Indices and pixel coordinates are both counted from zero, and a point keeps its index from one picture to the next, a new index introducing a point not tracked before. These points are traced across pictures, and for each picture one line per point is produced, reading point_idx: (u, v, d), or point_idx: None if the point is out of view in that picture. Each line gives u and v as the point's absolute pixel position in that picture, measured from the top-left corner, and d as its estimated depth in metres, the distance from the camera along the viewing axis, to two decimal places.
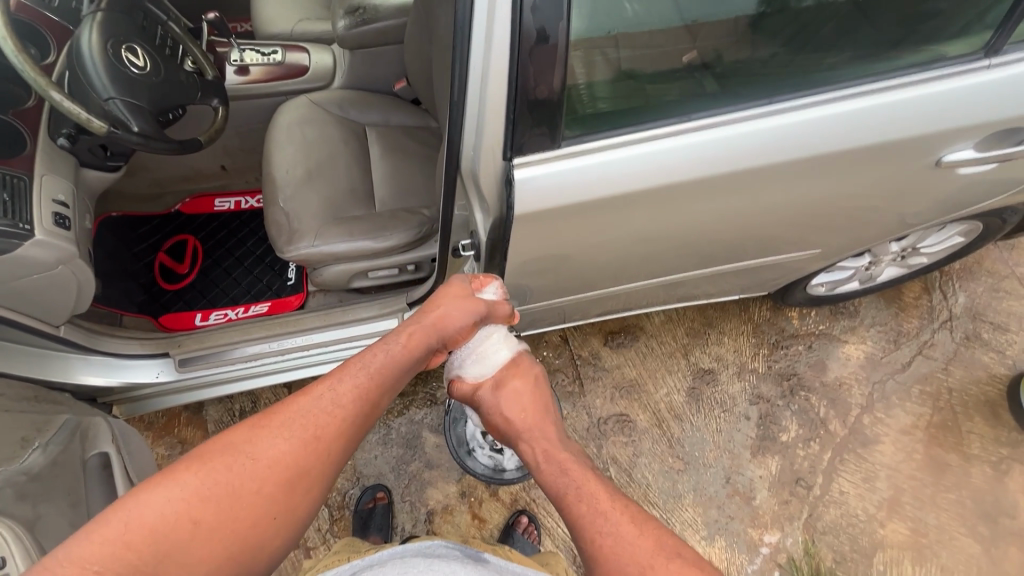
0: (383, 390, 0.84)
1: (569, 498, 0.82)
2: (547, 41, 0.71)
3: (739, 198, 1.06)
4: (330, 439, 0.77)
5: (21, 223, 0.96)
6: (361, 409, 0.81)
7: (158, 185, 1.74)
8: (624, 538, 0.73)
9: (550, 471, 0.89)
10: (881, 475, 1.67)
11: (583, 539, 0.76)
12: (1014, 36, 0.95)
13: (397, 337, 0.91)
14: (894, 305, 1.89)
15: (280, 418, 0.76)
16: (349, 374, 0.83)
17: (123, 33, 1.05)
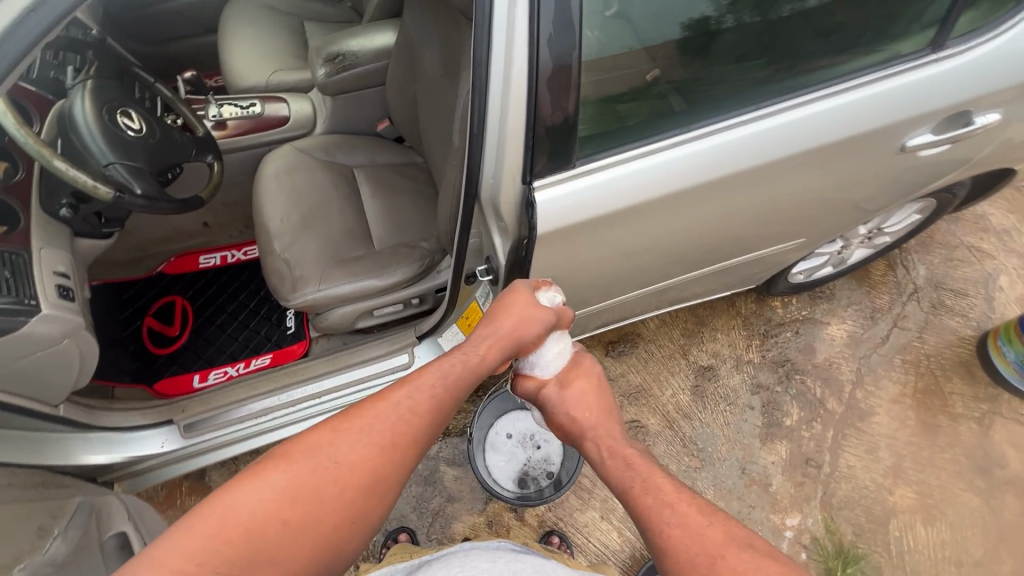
0: (457, 399, 0.85)
1: (637, 493, 0.85)
2: (565, 70, 0.76)
3: (731, 198, 1.14)
4: (406, 447, 0.78)
5: (26, 300, 0.93)
6: (434, 420, 0.81)
7: (138, 249, 1.69)
8: (694, 531, 0.76)
9: (615, 466, 0.92)
10: (882, 445, 1.75)
11: (654, 534, 0.78)
12: (954, 32, 1.08)
13: (475, 348, 0.92)
14: (866, 284, 2.02)
15: (361, 422, 0.77)
16: (426, 381, 0.84)
17: (116, 99, 1.05)
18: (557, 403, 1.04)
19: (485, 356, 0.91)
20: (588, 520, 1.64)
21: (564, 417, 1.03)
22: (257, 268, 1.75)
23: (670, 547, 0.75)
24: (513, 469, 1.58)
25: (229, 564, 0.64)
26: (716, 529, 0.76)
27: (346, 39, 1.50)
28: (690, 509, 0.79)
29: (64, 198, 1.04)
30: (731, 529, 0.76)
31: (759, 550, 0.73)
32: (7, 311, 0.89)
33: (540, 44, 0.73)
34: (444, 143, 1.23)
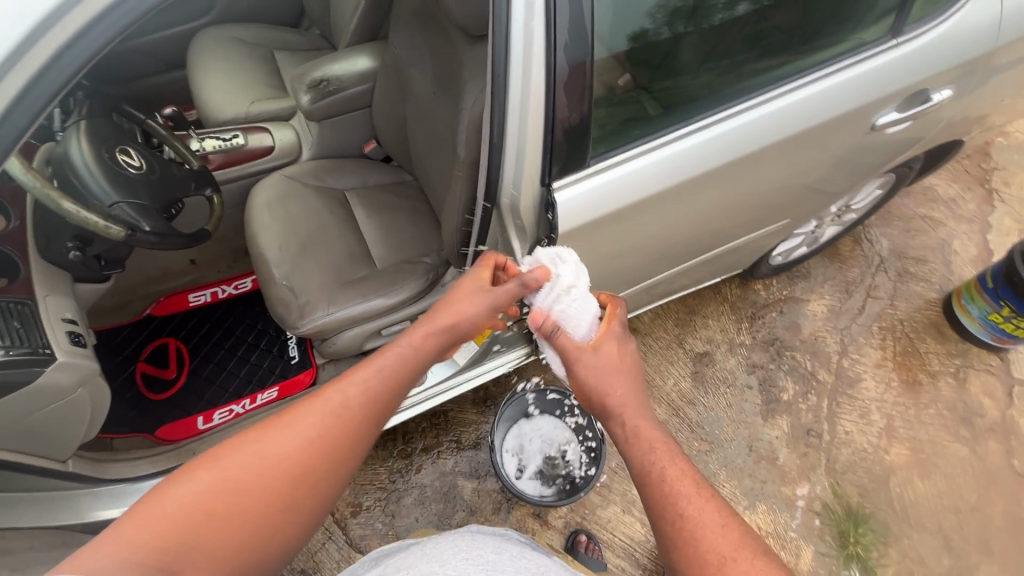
0: (394, 389, 0.84)
1: (653, 478, 0.79)
2: (580, 74, 0.81)
3: (726, 186, 1.21)
4: (337, 439, 0.78)
5: (40, 349, 0.90)
6: (367, 415, 0.81)
7: (123, 293, 1.63)
8: (708, 530, 0.72)
9: (635, 442, 0.84)
10: (873, 409, 1.86)
11: (669, 528, 0.74)
12: (911, 19, 1.16)
13: (409, 340, 0.88)
14: (837, 261, 2.15)
15: (292, 418, 0.78)
16: (360, 373, 0.83)
17: (113, 137, 1.03)
18: (587, 373, 0.91)
19: (421, 347, 0.87)
20: (611, 515, 1.66)
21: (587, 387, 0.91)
22: (251, 301, 1.70)
23: (681, 541, 0.72)
24: (536, 466, 1.60)
25: (161, 558, 0.65)
26: (729, 532, 0.72)
27: (328, 65, 1.51)
28: (707, 508, 0.74)
29: (68, 241, 1.00)
30: (747, 534, 0.72)
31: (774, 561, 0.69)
32: (22, 362, 0.86)
33: (556, 50, 0.77)
34: (444, 159, 1.26)
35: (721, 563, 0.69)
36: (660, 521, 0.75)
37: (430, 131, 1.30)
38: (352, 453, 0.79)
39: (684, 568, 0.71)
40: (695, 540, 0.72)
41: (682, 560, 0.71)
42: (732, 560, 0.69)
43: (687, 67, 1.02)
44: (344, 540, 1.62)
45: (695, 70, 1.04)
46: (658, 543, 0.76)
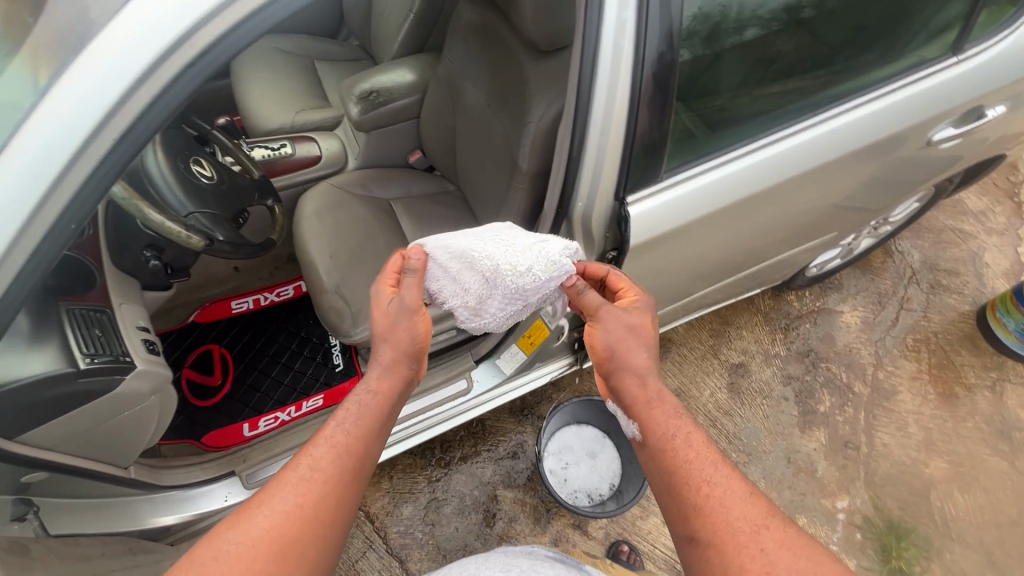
0: (362, 444, 0.82)
1: (676, 446, 0.83)
2: (662, 91, 0.83)
3: (786, 200, 1.19)
4: (316, 505, 0.75)
5: (121, 357, 0.91)
6: (345, 465, 0.79)
7: (168, 299, 1.64)
8: (736, 500, 0.76)
9: (659, 411, 0.87)
10: (910, 421, 1.85)
11: (691, 492, 0.79)
12: (971, 37, 1.17)
13: (366, 387, 0.87)
14: (869, 272, 2.15)
15: (261, 498, 0.75)
16: (320, 436, 0.81)
17: (187, 148, 1.05)
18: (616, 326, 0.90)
19: (382, 390, 0.87)
20: (651, 526, 1.66)
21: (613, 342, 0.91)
22: (293, 308, 1.72)
23: (713, 509, 0.76)
24: (583, 470, 1.61)
25: None
26: (755, 502, 0.76)
27: (376, 76, 1.54)
28: (733, 474, 0.80)
29: (144, 250, 1.05)
30: (767, 502, 0.78)
31: (795, 529, 0.74)
32: (105, 370, 0.88)
33: (643, 71, 0.80)
34: (499, 171, 1.27)
35: (751, 532, 0.73)
36: (688, 491, 0.79)
37: (484, 143, 1.32)
38: (340, 507, 0.77)
39: (714, 536, 0.74)
40: (728, 509, 0.75)
41: (714, 528, 0.75)
42: (763, 528, 0.73)
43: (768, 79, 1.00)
44: (385, 549, 1.62)
45: (775, 83, 1.02)
46: (674, 507, 0.80)
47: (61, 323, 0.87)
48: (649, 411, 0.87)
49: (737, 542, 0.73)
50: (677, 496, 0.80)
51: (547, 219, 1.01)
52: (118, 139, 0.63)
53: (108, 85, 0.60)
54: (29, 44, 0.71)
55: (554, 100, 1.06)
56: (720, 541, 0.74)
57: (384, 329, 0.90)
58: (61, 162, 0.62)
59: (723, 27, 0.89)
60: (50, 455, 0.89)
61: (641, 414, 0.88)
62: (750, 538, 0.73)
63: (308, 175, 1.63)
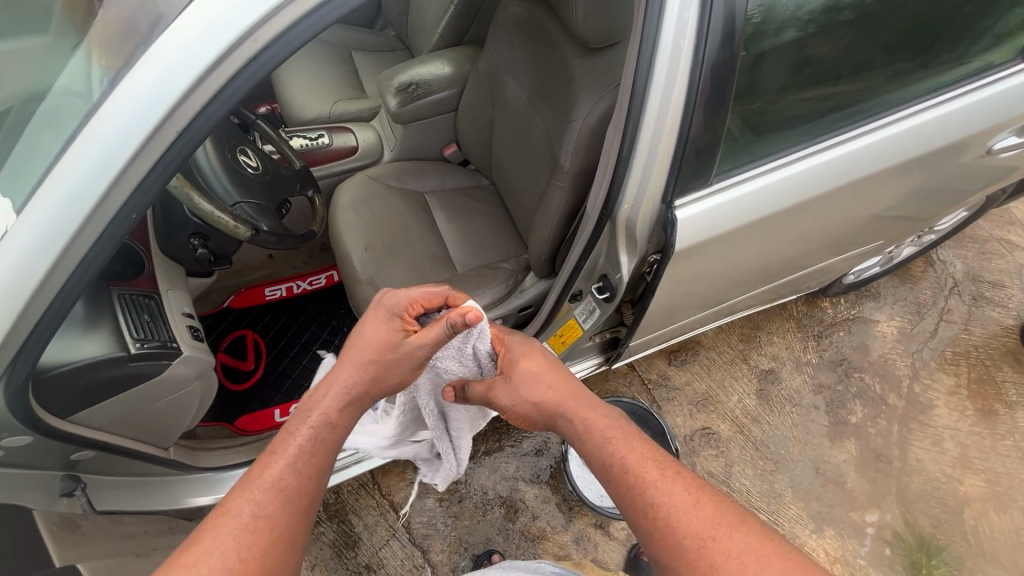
0: (317, 478, 0.71)
1: (613, 473, 0.72)
2: (720, 94, 0.81)
3: (834, 208, 1.16)
4: (273, 552, 0.64)
5: (168, 343, 0.93)
6: (300, 505, 0.68)
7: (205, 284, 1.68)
8: (683, 515, 0.66)
9: (593, 442, 0.76)
10: (946, 437, 1.80)
11: (639, 520, 0.68)
12: None
13: (322, 416, 0.76)
14: (908, 281, 2.09)
15: (194, 556, 0.62)
16: (267, 473, 0.69)
17: (234, 138, 1.06)
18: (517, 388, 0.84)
19: (338, 424, 0.77)
20: None
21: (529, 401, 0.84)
22: (324, 297, 1.74)
23: (665, 532, 0.66)
24: None
25: None
26: (708, 508, 0.66)
27: (416, 68, 1.54)
28: (679, 483, 0.69)
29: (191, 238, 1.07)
30: (722, 502, 0.67)
31: (754, 531, 0.64)
32: (152, 355, 0.90)
33: (701, 72, 0.77)
34: (539, 168, 1.25)
35: (708, 547, 0.63)
36: (637, 514, 0.69)
37: (523, 139, 1.30)
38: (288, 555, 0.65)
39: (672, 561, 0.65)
40: (676, 524, 0.66)
41: (666, 547, 0.65)
42: (719, 541, 0.63)
43: (825, 80, 0.97)
44: (408, 539, 1.64)
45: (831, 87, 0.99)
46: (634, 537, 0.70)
47: (113, 310, 0.89)
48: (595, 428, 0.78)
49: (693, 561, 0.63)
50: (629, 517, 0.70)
51: (591, 221, 1.00)
52: (177, 135, 0.64)
53: (175, 78, 0.60)
54: (95, 31, 0.72)
55: (600, 99, 1.04)
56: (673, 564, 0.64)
57: (392, 362, 0.81)
58: (127, 151, 0.63)
59: (785, 25, 0.86)
60: (98, 435, 0.92)
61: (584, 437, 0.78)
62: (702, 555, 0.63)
63: (344, 167, 1.64)
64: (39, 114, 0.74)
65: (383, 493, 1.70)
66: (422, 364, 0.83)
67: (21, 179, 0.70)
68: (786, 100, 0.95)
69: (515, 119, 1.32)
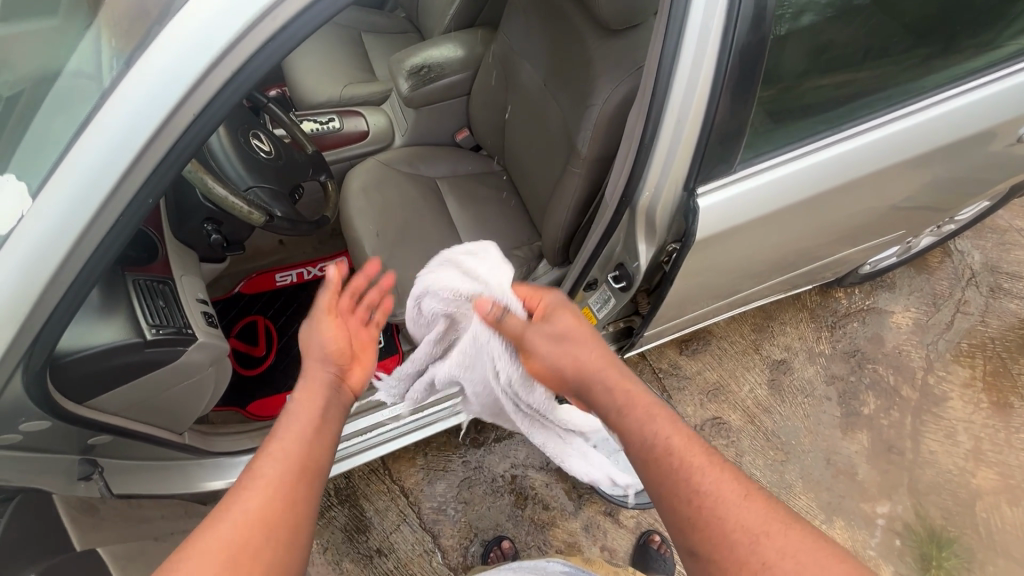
0: (308, 452, 0.75)
1: (658, 451, 0.76)
2: (748, 78, 0.78)
3: (857, 198, 1.13)
4: (269, 524, 0.68)
5: (183, 329, 0.93)
6: (292, 479, 0.72)
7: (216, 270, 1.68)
8: (730, 504, 0.70)
9: (632, 418, 0.80)
10: (959, 429, 1.79)
11: (681, 499, 0.72)
12: None
13: (294, 400, 0.81)
14: (925, 272, 2.05)
15: (202, 532, 0.66)
16: (263, 453, 0.74)
17: (246, 122, 1.04)
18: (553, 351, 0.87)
19: (311, 402, 0.80)
20: None
21: (565, 367, 0.87)
22: None
23: (709, 524, 0.69)
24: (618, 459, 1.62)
25: None
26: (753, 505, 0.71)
27: (428, 51, 1.51)
28: (726, 475, 0.73)
29: (204, 223, 1.06)
30: (764, 500, 0.71)
31: (804, 528, 0.69)
32: (168, 341, 0.89)
33: (730, 56, 0.75)
34: (554, 154, 1.23)
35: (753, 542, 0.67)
36: (679, 507, 0.72)
37: (538, 124, 1.27)
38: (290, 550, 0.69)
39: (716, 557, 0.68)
40: (720, 518, 0.70)
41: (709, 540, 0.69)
42: (762, 535, 0.68)
43: (853, 65, 0.94)
44: (418, 524, 1.65)
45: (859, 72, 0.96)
46: (665, 515, 0.74)
47: (128, 294, 0.88)
48: (623, 416, 0.81)
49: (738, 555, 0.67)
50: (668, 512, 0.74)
51: (609, 208, 0.98)
52: (193, 119, 0.63)
53: (192, 60, 0.59)
54: (107, 10, 0.71)
55: (620, 84, 1.02)
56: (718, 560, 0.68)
57: (314, 348, 0.86)
58: (144, 135, 0.61)
59: (815, 7, 0.83)
60: (113, 419, 0.92)
61: (614, 422, 0.82)
62: (745, 546, 0.67)
63: (355, 151, 1.62)
64: (52, 96, 0.73)
65: (393, 478, 1.71)
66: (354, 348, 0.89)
67: (36, 162, 0.69)
68: (815, 83, 0.92)
69: (530, 103, 1.29)
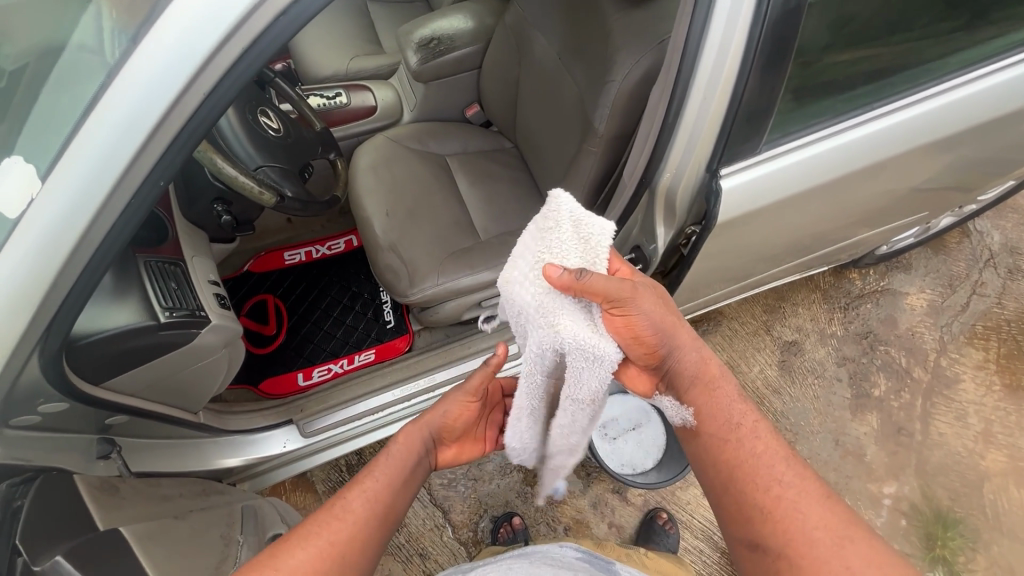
0: (393, 491, 0.80)
1: (740, 432, 0.81)
2: (780, 53, 0.75)
3: (882, 179, 1.10)
4: (345, 546, 0.73)
5: (196, 311, 0.92)
6: (370, 514, 0.77)
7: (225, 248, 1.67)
8: (810, 501, 0.75)
9: (719, 394, 0.83)
10: (970, 412, 1.78)
11: (760, 486, 0.77)
12: None
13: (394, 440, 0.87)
14: (942, 253, 2.01)
15: (294, 537, 0.73)
16: (356, 482, 0.80)
17: (255, 98, 1.01)
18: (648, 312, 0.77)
19: (406, 444, 0.86)
20: (691, 497, 1.67)
21: (653, 327, 0.78)
22: (343, 262, 1.72)
23: (783, 511, 0.74)
24: (625, 435, 1.63)
25: None
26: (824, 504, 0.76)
27: (438, 21, 1.45)
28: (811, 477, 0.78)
29: (214, 203, 1.04)
30: (832, 497, 0.76)
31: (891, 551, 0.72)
32: (182, 323, 0.89)
33: (762, 28, 0.71)
34: (568, 132, 1.20)
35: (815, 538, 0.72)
36: (749, 486, 0.78)
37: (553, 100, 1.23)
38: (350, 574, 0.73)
39: (782, 540, 0.73)
40: (788, 505, 0.75)
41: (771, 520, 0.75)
42: (824, 526, 0.73)
43: (886, 40, 0.89)
44: (429, 501, 1.68)
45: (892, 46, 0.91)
46: (735, 500, 0.79)
47: (141, 277, 0.87)
48: (709, 393, 0.83)
49: (798, 542, 0.72)
50: (731, 490, 0.80)
51: (629, 189, 0.96)
52: (205, 95, 0.61)
53: (202, 34, 0.56)
54: None
55: (641, 58, 0.97)
56: (777, 540, 0.74)
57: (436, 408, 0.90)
58: (155, 114, 0.59)
59: None
60: (130, 401, 0.92)
61: (699, 397, 0.83)
62: (803, 532, 0.73)
63: (363, 127, 1.59)
64: (57, 70, 0.70)
65: None
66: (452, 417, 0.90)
67: (44, 142, 0.67)
68: (847, 58, 0.87)
69: (545, 78, 1.24)
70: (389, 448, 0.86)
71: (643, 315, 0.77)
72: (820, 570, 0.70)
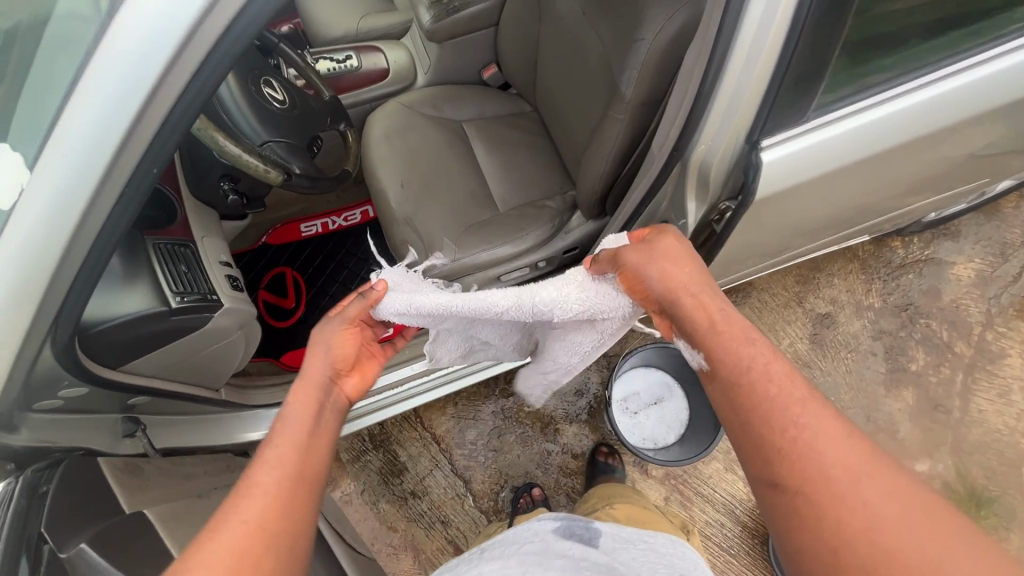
0: (318, 434, 0.76)
1: (751, 370, 0.69)
2: (837, 6, 0.65)
3: (942, 146, 0.99)
4: (292, 487, 0.69)
5: (207, 295, 0.90)
6: (307, 457, 0.72)
7: None
8: (833, 442, 0.63)
9: (727, 336, 0.72)
10: (1014, 388, 1.69)
11: (772, 429, 0.65)
12: None
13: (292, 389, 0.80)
14: (996, 219, 1.87)
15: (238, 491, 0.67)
16: (274, 435, 0.73)
17: (257, 67, 0.96)
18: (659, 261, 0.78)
19: (305, 387, 0.80)
20: (713, 471, 1.65)
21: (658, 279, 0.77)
22: (360, 234, 1.69)
23: (802, 452, 0.63)
24: (647, 410, 1.61)
25: None
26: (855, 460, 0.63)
27: None
28: (839, 418, 0.66)
29: (220, 180, 1.00)
30: (870, 445, 0.64)
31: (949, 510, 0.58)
32: (193, 308, 0.87)
33: None
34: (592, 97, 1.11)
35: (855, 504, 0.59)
36: (774, 441, 0.65)
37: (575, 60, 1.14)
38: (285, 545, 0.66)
39: (804, 491, 0.61)
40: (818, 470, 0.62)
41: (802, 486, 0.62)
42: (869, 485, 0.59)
43: None
44: (450, 469, 1.70)
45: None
46: (750, 447, 0.67)
47: (149, 260, 0.85)
48: (718, 336, 0.72)
49: (839, 506, 0.59)
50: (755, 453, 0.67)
51: (657, 163, 0.89)
52: (192, 74, 0.56)
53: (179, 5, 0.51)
54: None
55: (674, 13, 0.87)
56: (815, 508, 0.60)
57: (315, 355, 0.83)
58: (139, 96, 0.55)
59: None
60: (152, 382, 0.93)
61: (711, 338, 0.72)
62: (853, 491, 0.60)
63: (376, 92, 1.51)
64: (43, 46, 0.66)
65: (424, 426, 1.74)
66: (339, 358, 0.84)
67: (35, 126, 0.63)
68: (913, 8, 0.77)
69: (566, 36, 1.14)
70: (288, 402, 0.78)
71: (643, 272, 0.78)
72: (853, 529, 0.58)
